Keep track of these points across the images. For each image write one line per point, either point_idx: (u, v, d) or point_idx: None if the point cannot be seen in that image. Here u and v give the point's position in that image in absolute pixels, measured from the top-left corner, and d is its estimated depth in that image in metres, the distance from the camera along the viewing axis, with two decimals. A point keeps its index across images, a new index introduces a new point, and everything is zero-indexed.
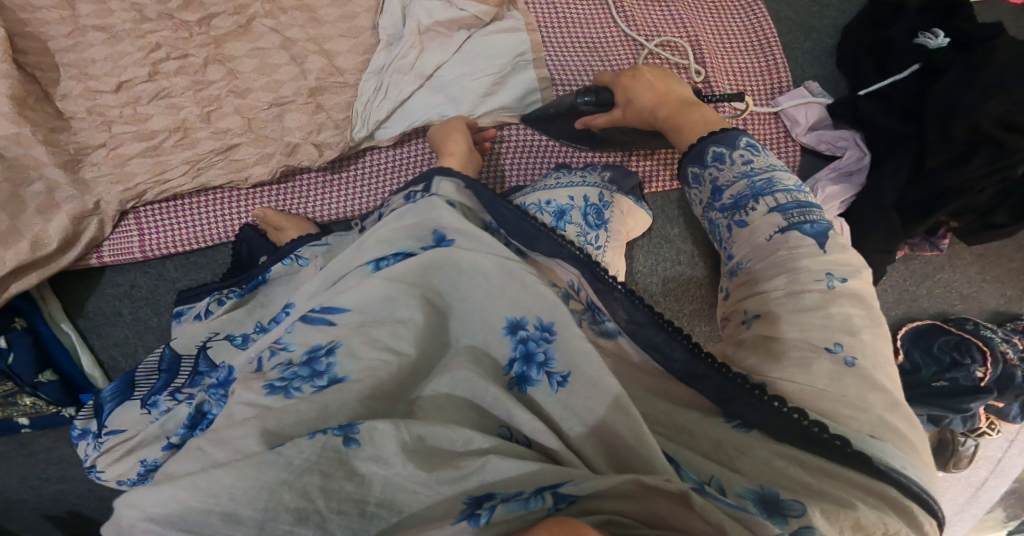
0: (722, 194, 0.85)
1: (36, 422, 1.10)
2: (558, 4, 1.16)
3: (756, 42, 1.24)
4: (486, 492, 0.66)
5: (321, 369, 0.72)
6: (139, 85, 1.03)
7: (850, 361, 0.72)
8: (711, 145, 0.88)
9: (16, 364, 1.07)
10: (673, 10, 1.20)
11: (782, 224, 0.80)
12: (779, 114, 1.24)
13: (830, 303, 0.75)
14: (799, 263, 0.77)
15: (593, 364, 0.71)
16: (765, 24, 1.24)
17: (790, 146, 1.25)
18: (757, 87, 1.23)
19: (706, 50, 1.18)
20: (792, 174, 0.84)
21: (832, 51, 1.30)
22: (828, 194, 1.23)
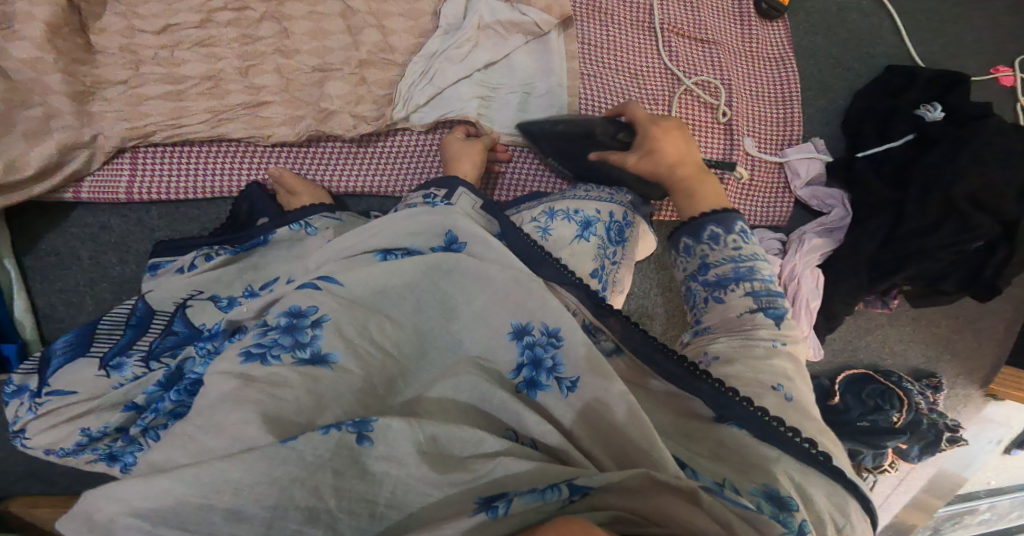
0: (708, 271, 0.90)
1: None
2: (608, 24, 1.16)
3: (779, 93, 1.27)
4: (502, 492, 0.66)
5: (304, 341, 0.74)
6: (185, 30, 1.01)
7: (788, 398, 0.78)
8: (709, 223, 0.92)
9: None
10: (715, 53, 1.21)
11: (753, 306, 0.86)
12: (784, 164, 1.29)
13: (774, 357, 0.82)
14: (758, 330, 0.84)
15: (595, 372, 0.74)
16: (791, 78, 1.27)
17: (786, 196, 1.30)
18: (769, 137, 1.27)
19: (736, 96, 1.21)
20: (769, 265, 0.90)
21: (841, 112, 1.37)
22: (811, 245, 1.30)
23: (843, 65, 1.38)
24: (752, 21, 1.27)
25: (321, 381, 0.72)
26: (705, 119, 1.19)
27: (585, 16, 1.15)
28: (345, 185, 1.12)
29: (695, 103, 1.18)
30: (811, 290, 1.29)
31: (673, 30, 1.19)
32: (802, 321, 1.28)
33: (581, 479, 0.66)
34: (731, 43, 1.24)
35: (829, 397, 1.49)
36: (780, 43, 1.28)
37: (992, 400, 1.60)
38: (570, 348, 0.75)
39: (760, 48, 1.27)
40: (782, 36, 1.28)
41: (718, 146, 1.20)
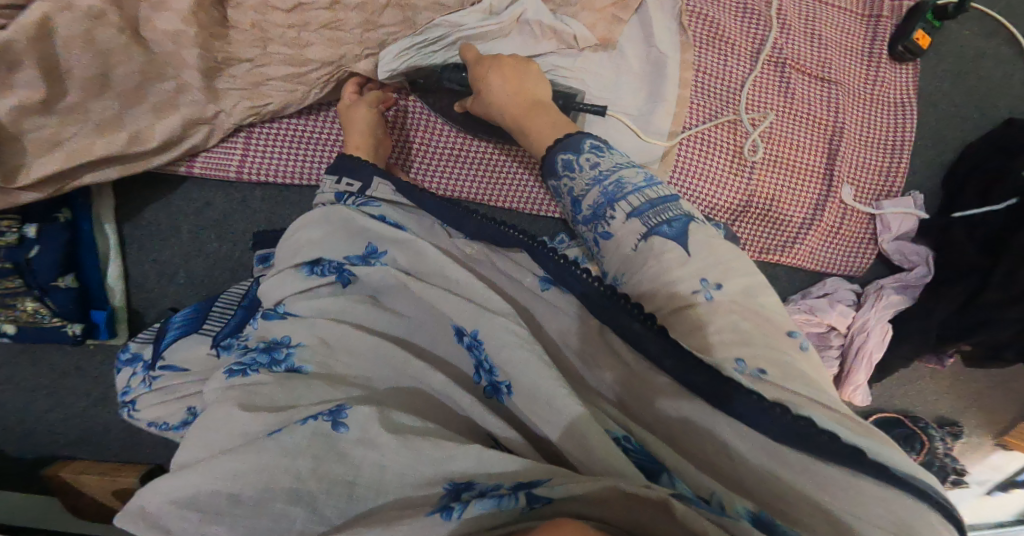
0: (580, 205, 0.84)
1: (22, 333, 1.00)
2: (727, 55, 1.09)
3: (895, 143, 1.16)
4: (468, 482, 0.68)
5: (280, 358, 0.78)
6: (315, 10, 0.92)
7: (759, 374, 0.71)
8: (559, 153, 0.86)
9: (37, 259, 0.96)
10: (833, 96, 1.12)
11: (644, 230, 0.79)
12: (875, 217, 1.24)
13: (716, 315, 0.74)
14: (672, 275, 0.76)
15: (529, 373, 0.72)
16: (913, 128, 1.15)
17: (870, 249, 1.27)
18: (872, 188, 1.19)
19: (844, 145, 1.13)
20: (639, 171, 0.83)
21: (948, 165, 1.30)
22: (887, 301, 1.28)
23: (961, 113, 1.28)
24: (884, 62, 1.14)
25: (296, 392, 0.75)
26: (805, 163, 1.13)
27: (703, 44, 1.08)
28: (453, 188, 1.10)
29: (799, 146, 1.12)
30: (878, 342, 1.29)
31: (794, 66, 1.11)
32: (861, 371, 1.30)
33: (546, 479, 0.67)
34: (856, 85, 1.13)
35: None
36: (909, 88, 1.15)
37: (999, 448, 1.50)
38: (496, 349, 0.74)
39: (887, 92, 1.14)
40: (914, 81, 1.14)
41: (813, 195, 1.15)
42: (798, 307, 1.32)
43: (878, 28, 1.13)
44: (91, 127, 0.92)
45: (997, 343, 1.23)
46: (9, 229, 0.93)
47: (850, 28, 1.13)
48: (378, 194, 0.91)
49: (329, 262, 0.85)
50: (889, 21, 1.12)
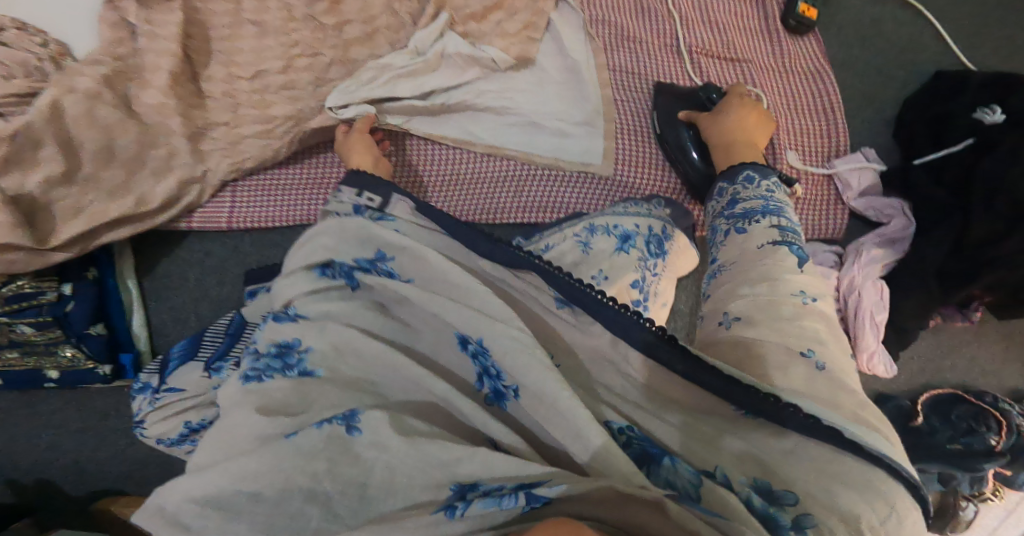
0: (735, 206, 0.98)
1: (64, 377, 1.17)
2: (637, 52, 1.23)
3: (822, 105, 1.27)
4: (472, 483, 0.70)
5: (292, 363, 0.81)
6: (272, 76, 1.14)
7: (819, 366, 0.78)
8: (746, 169, 1.03)
9: (72, 313, 1.13)
10: (748, 72, 1.25)
11: (776, 238, 0.91)
12: (833, 177, 1.28)
13: (803, 316, 0.83)
14: (780, 274, 0.87)
15: (533, 374, 0.74)
16: (833, 91, 1.27)
17: (840, 209, 1.29)
18: (814, 150, 1.26)
19: (773, 112, 1.23)
20: (795, 215, 0.96)
21: (891, 121, 1.34)
22: (870, 256, 1.28)
23: (886, 73, 1.35)
24: (782, 37, 1.28)
25: (308, 396, 0.79)
26: None
27: (614, 47, 1.22)
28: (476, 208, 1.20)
29: None
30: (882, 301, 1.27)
31: (704, 53, 1.24)
32: (869, 336, 1.26)
33: (550, 479, 0.69)
34: (763, 60, 1.26)
35: (911, 419, 1.38)
36: (813, 56, 1.28)
37: None
38: (504, 354, 0.76)
39: (798, 64, 1.27)
40: (817, 50, 1.28)
41: None
42: None
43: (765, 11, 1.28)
44: (103, 194, 1.10)
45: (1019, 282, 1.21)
46: (49, 289, 1.11)
47: (745, 12, 1.27)
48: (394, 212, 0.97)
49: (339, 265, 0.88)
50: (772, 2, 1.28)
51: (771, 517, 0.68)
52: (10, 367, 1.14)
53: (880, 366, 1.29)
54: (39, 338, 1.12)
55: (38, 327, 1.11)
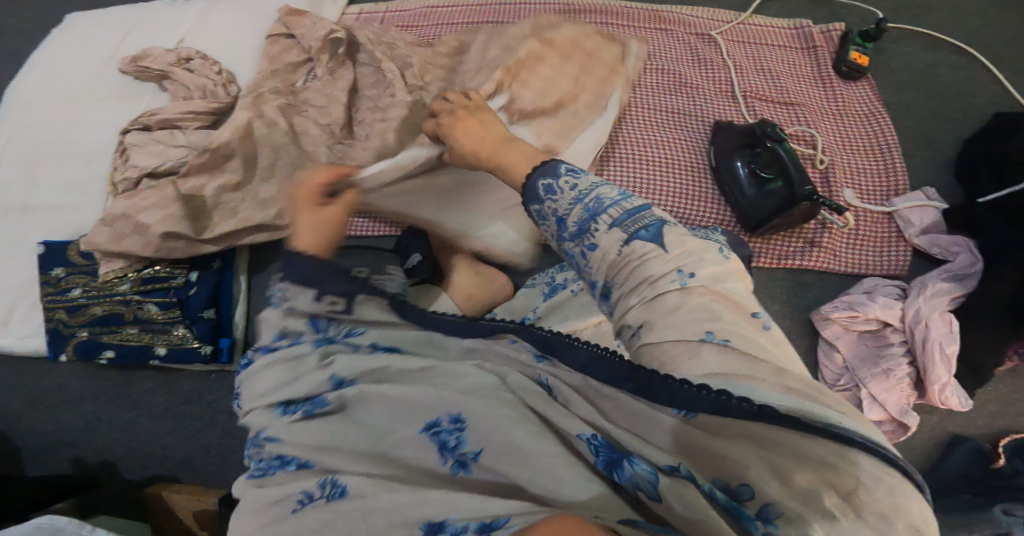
0: (565, 224, 0.81)
1: (172, 354, 1.28)
2: (696, 97, 1.35)
3: (877, 145, 1.33)
4: (440, 522, 0.72)
5: (287, 458, 0.83)
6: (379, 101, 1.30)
7: (725, 342, 0.72)
8: (537, 179, 0.85)
9: (193, 297, 1.29)
10: (802, 113, 1.33)
11: (622, 237, 0.78)
12: (892, 215, 1.33)
13: (691, 297, 0.75)
14: (653, 271, 0.76)
15: (512, 432, 0.77)
16: (888, 132, 1.34)
17: (902, 246, 1.32)
18: (873, 188, 1.32)
19: (830, 149, 1.31)
20: (614, 187, 0.82)
21: (952, 161, 1.38)
22: (936, 290, 1.27)
23: (945, 116, 1.40)
24: (835, 84, 1.37)
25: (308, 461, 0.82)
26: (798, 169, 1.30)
27: (673, 93, 1.35)
28: None
29: None
30: (948, 332, 1.24)
31: (757, 97, 1.34)
32: (939, 368, 1.22)
33: (507, 518, 0.71)
34: (817, 104, 1.34)
35: (991, 463, 1.36)
36: (866, 99, 1.36)
37: None
38: (476, 421, 0.79)
39: (852, 106, 1.35)
40: (870, 94, 1.36)
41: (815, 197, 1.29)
42: (838, 304, 1.30)
43: (817, 58, 1.39)
44: (261, 205, 1.28)
45: None
46: (179, 274, 1.29)
47: (795, 61, 1.39)
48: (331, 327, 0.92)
49: (325, 327, 0.92)
50: (822, 50, 1.38)
51: (734, 509, 0.68)
52: (126, 342, 1.29)
53: (954, 400, 1.24)
54: (161, 317, 1.28)
55: (162, 306, 1.28)
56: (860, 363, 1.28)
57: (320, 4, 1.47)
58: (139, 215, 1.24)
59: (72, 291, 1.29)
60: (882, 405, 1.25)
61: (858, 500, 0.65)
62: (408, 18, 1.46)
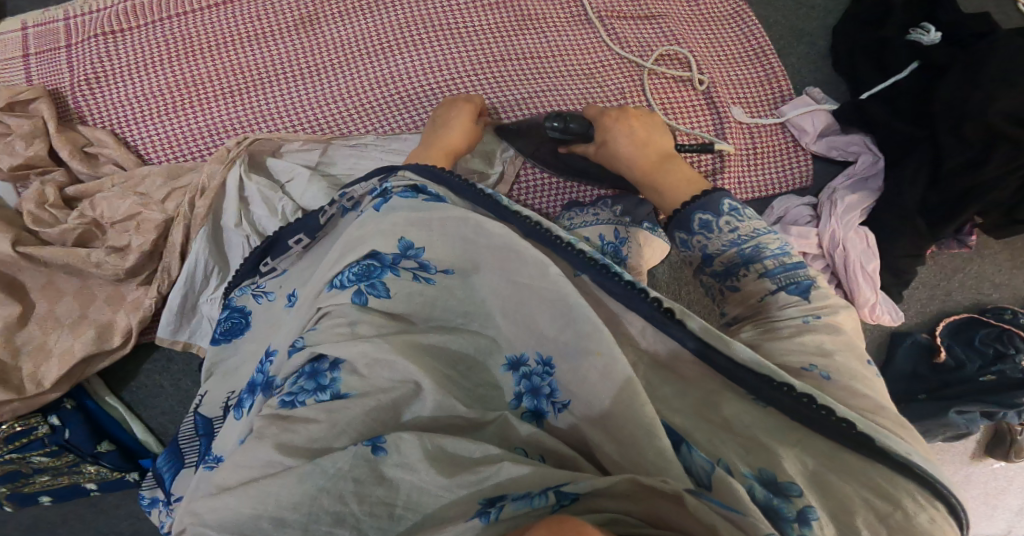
0: (713, 262, 0.75)
1: (103, 487, 0.96)
2: (545, 31, 1.04)
3: (751, 51, 1.18)
4: (501, 493, 0.57)
5: (324, 383, 0.62)
6: (131, 133, 0.93)
7: (825, 377, 0.65)
8: (695, 212, 0.77)
9: (74, 437, 0.91)
10: (665, 26, 1.08)
11: (773, 286, 0.72)
12: (785, 124, 1.19)
13: (805, 333, 0.68)
14: (781, 309, 0.71)
15: (580, 380, 0.62)
16: (756, 32, 1.18)
17: (801, 155, 1.19)
18: (759, 99, 1.17)
19: (707, 62, 1.10)
20: (775, 233, 0.74)
21: (827, 53, 1.25)
22: (846, 204, 1.16)
23: (808, 4, 1.26)
24: None
25: (341, 422, 0.60)
26: (683, 94, 1.08)
27: (515, 32, 1.02)
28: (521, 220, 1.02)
29: (668, 81, 1.07)
30: (868, 248, 1.14)
31: (613, 16, 1.06)
32: (866, 289, 1.14)
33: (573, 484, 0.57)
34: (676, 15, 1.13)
35: (935, 356, 1.26)
36: None
37: None
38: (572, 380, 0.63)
39: (713, 11, 1.18)
40: None
41: (705, 121, 1.08)
42: None
43: None
44: (64, 331, 0.89)
45: (1008, 202, 1.10)
46: (39, 422, 0.89)
47: None
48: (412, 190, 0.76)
49: (350, 272, 0.68)
50: None
51: (773, 509, 0.58)
52: (51, 487, 0.94)
53: (886, 316, 1.17)
54: (58, 464, 0.91)
55: (52, 455, 0.90)
56: None
57: None
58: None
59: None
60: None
61: (902, 527, 0.58)
62: (107, 18, 0.94)
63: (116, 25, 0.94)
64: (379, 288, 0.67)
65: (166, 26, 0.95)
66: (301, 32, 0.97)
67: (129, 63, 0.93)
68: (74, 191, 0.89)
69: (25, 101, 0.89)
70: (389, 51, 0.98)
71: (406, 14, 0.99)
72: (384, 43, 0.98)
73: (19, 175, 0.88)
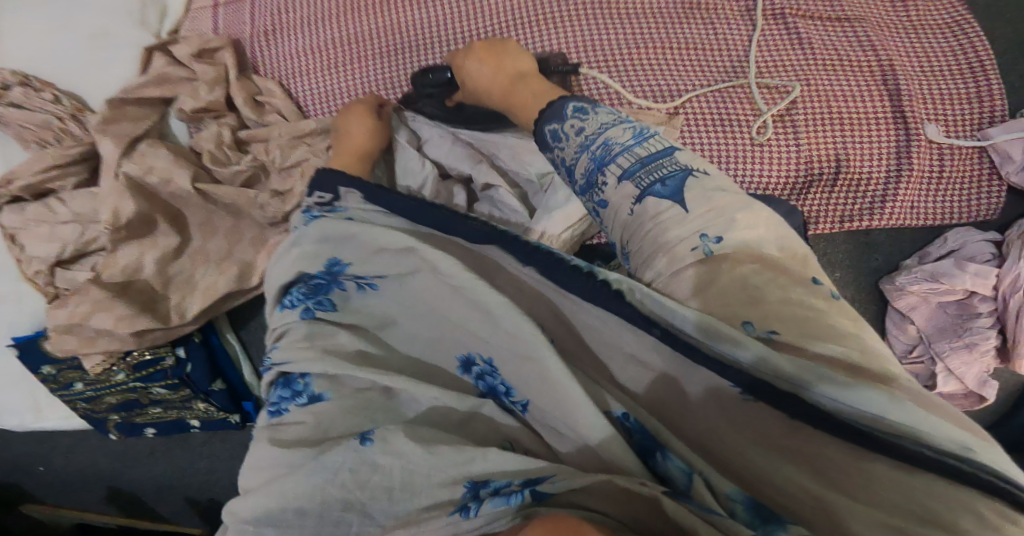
0: (575, 177, 0.66)
1: (205, 425, 0.98)
2: (715, 25, 0.96)
3: (963, 65, 1.00)
4: (484, 479, 0.56)
5: (300, 389, 0.64)
6: (298, 85, 0.92)
7: (769, 337, 0.54)
8: (547, 127, 0.70)
9: (194, 373, 0.91)
10: (856, 32, 0.98)
11: (638, 192, 0.61)
12: (986, 149, 1.00)
13: (716, 272, 0.57)
14: (669, 236, 0.59)
15: (551, 398, 0.59)
16: (974, 42, 1.00)
17: (995, 188, 1.02)
18: (962, 118, 1.00)
19: (901, 74, 0.98)
20: (627, 126, 0.65)
21: None
22: None
23: None
24: None
25: (329, 422, 0.61)
26: (864, 109, 0.96)
27: (687, 24, 0.95)
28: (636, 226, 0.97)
29: (851, 93, 0.96)
30: None
31: (799, 15, 0.97)
32: None
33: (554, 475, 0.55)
34: (876, 13, 1.00)
35: None
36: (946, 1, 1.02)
37: None
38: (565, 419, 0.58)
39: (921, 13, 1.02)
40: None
41: (890, 141, 0.98)
42: (916, 274, 1.06)
43: None
44: (212, 267, 0.87)
45: None
46: (165, 353, 0.89)
47: None
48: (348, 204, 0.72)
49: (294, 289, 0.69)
50: None
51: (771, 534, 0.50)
52: (159, 419, 0.96)
53: None
54: (172, 397, 0.92)
55: (170, 388, 0.91)
56: (936, 335, 1.07)
57: None
58: (90, 318, 0.82)
59: (73, 385, 0.89)
60: (955, 378, 1.05)
61: None
62: None
63: None
64: (326, 302, 0.68)
65: None
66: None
67: (296, 12, 0.93)
68: (246, 135, 0.88)
69: (213, 49, 0.89)
70: (550, 26, 0.93)
71: None
72: (546, 12, 0.93)
73: (195, 117, 0.87)
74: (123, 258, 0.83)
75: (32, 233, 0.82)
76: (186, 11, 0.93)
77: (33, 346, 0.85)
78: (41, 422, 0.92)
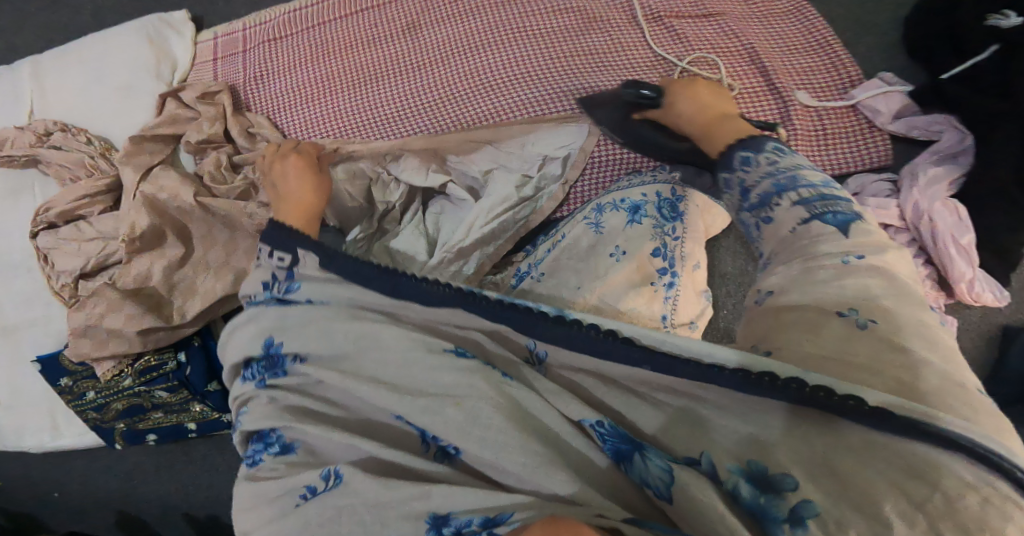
0: (750, 195, 0.77)
1: (201, 427, 1.20)
2: (609, 32, 1.18)
3: (814, 43, 1.24)
4: (445, 515, 0.65)
5: (272, 440, 0.76)
6: (281, 116, 1.18)
7: (865, 323, 0.66)
8: (740, 150, 0.80)
9: (191, 375, 1.12)
10: (722, 26, 1.22)
11: (806, 215, 0.72)
12: (857, 107, 1.21)
13: (846, 276, 0.68)
14: (820, 247, 0.70)
15: (490, 425, 0.67)
16: (818, 26, 1.25)
17: (878, 137, 1.21)
18: (825, 84, 1.22)
19: (764, 55, 1.20)
20: (819, 172, 0.76)
21: (899, 41, 1.28)
22: (930, 177, 1.15)
23: None
24: None
25: (295, 474, 0.72)
26: (739, 82, 1.19)
27: (586, 33, 1.17)
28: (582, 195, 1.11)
29: (727, 69, 1.18)
30: (950, 223, 1.12)
31: (674, 15, 1.21)
32: (959, 265, 1.12)
33: (513, 511, 0.63)
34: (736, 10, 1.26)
35: None
36: None
37: None
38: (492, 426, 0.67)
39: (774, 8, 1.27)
40: None
41: (769, 108, 1.19)
42: None
43: None
44: (209, 273, 1.07)
45: None
46: (168, 359, 1.11)
47: None
48: (302, 270, 0.84)
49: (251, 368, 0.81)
50: None
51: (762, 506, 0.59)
52: (161, 423, 1.19)
53: (985, 293, 1.13)
54: (172, 401, 1.15)
55: (170, 390, 1.13)
56: None
57: (165, 39, 1.23)
58: (104, 318, 1.04)
59: (87, 393, 1.14)
60: None
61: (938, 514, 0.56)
62: (270, 30, 1.23)
63: (276, 33, 1.23)
64: (279, 372, 0.79)
65: (310, 36, 1.22)
66: (408, 38, 1.20)
67: (282, 63, 1.20)
68: (239, 158, 1.10)
69: (213, 93, 1.16)
70: (476, 49, 1.16)
71: (491, 19, 1.18)
72: (473, 41, 1.17)
73: (199, 149, 1.11)
74: (135, 268, 1.05)
75: (65, 249, 1.09)
76: (189, 69, 1.24)
77: (50, 361, 1.13)
78: (59, 441, 1.22)
